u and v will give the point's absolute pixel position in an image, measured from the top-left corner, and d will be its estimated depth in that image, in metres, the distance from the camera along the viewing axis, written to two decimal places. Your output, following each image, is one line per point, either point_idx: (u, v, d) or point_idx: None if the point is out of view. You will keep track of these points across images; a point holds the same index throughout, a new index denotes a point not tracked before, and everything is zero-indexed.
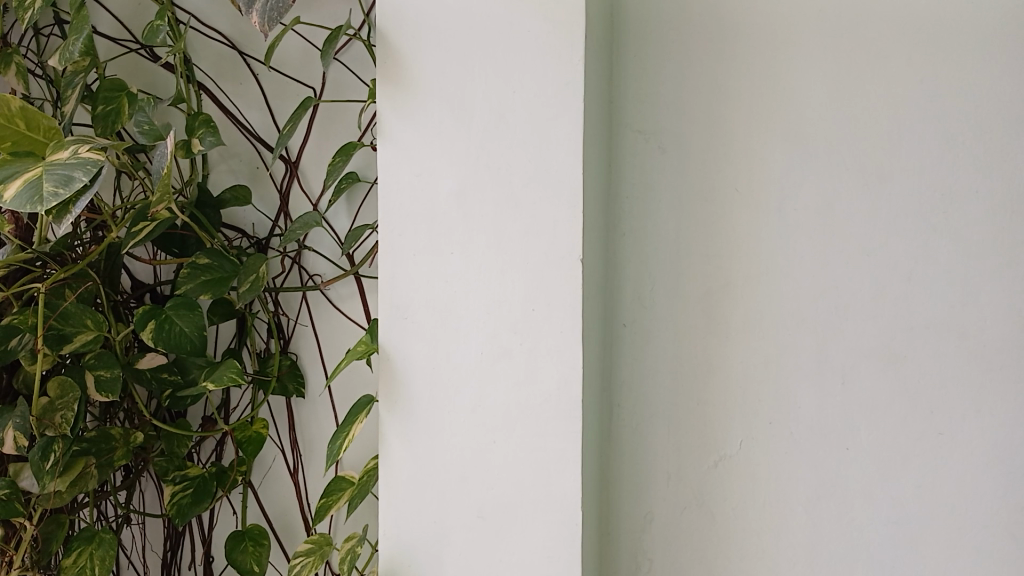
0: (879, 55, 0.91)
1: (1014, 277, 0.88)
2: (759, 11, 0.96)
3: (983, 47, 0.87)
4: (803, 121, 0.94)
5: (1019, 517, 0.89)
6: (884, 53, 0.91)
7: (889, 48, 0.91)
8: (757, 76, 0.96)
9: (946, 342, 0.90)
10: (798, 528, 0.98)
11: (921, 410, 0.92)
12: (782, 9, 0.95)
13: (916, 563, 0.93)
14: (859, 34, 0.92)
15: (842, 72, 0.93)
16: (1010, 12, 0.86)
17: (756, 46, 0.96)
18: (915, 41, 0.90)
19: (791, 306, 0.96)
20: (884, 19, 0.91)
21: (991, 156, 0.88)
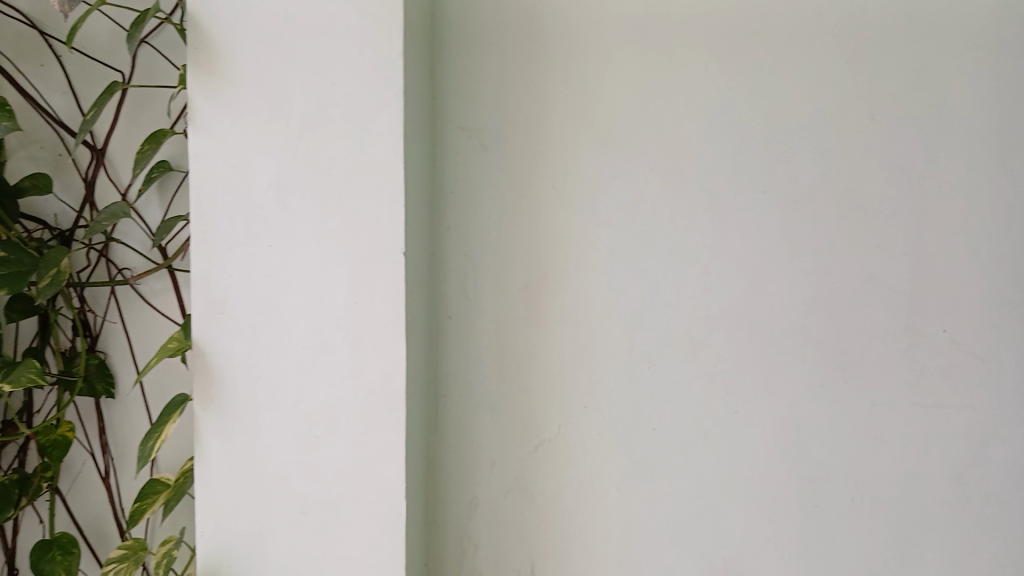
0: (680, 62, 0.98)
1: (795, 269, 0.98)
2: (572, 16, 0.99)
3: (773, 58, 0.96)
4: (613, 122, 0.99)
5: (801, 484, 1.00)
6: (685, 60, 0.97)
7: (689, 55, 0.97)
8: (571, 78, 1.00)
9: (739, 328, 0.99)
10: (611, 508, 1.03)
11: (719, 392, 1.00)
12: (593, 12, 0.99)
13: (715, 532, 1.01)
14: (663, 40, 0.98)
15: (649, 76, 0.98)
16: (798, 27, 0.96)
17: (569, 49, 0.99)
18: (712, 50, 0.97)
19: (604, 297, 1.01)
20: (685, 28, 0.97)
21: (777, 160, 0.97)
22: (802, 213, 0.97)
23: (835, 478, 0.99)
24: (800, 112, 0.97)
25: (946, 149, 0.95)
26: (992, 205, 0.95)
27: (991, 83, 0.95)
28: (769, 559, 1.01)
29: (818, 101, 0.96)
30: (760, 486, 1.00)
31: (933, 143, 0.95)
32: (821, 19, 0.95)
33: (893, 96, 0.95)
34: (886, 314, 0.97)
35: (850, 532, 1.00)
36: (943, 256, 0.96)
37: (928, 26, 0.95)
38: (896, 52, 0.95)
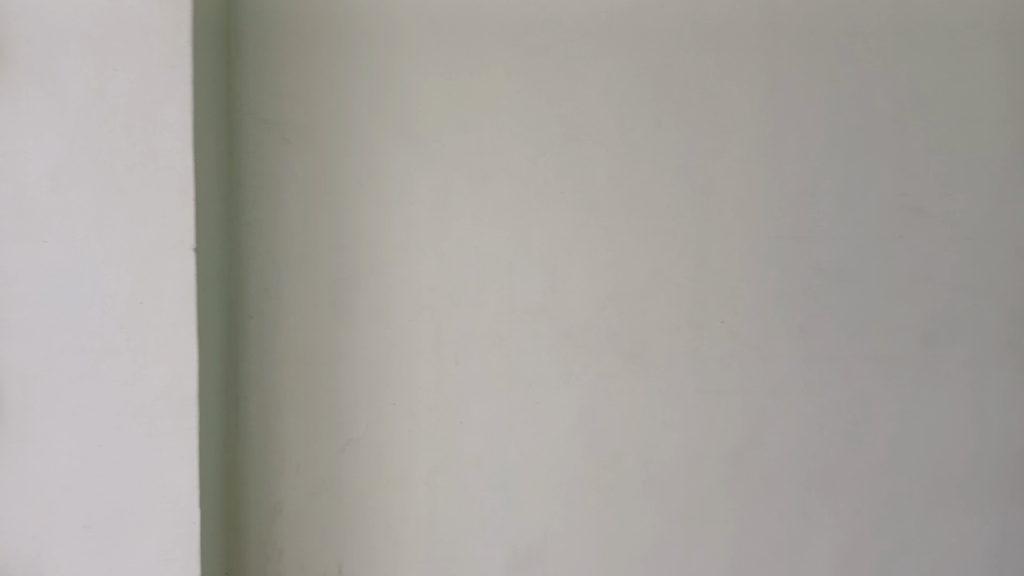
0: (482, 65, 1.01)
1: (590, 267, 1.04)
2: (377, 14, 1.00)
3: (570, 63, 1.02)
4: (418, 121, 1.01)
5: (597, 469, 1.06)
6: (486, 63, 1.01)
7: (490, 59, 1.01)
8: (377, 76, 1.01)
9: (541, 323, 1.04)
10: (420, 503, 1.04)
11: (522, 385, 1.04)
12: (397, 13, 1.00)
13: (519, 520, 1.05)
14: (466, 43, 1.01)
15: (451, 77, 1.01)
16: (592, 35, 1.02)
17: (374, 47, 1.00)
18: (512, 55, 1.01)
19: (411, 294, 1.02)
20: (487, 32, 1.01)
21: (573, 162, 1.03)
22: (598, 213, 1.03)
23: (629, 462, 1.06)
24: (594, 116, 1.03)
25: (724, 155, 1.05)
26: (764, 207, 1.06)
27: (760, 96, 1.05)
28: (570, 542, 1.06)
29: (612, 105, 1.03)
30: (561, 474, 1.05)
31: (713, 150, 1.04)
32: (613, 29, 1.02)
33: (678, 104, 1.04)
34: (673, 308, 1.05)
35: (643, 514, 1.07)
36: (723, 255, 1.05)
37: (708, 42, 1.04)
38: (679, 65, 1.03)
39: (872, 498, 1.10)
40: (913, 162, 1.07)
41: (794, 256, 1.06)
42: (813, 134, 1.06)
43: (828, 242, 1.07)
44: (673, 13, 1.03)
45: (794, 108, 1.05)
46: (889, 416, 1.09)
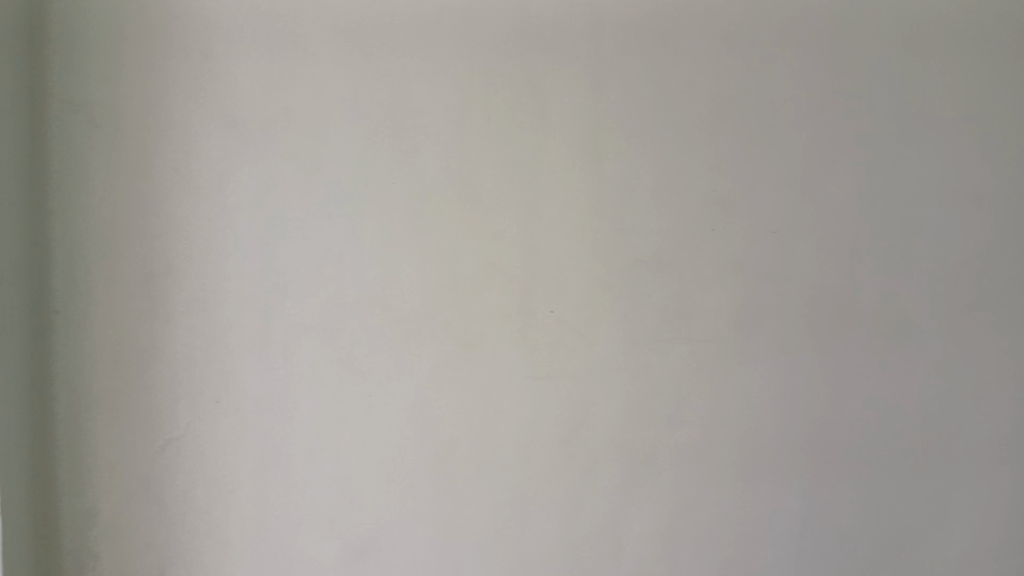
0: (310, 51, 1.05)
1: (421, 258, 1.08)
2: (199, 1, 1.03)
3: (403, 56, 1.07)
4: (244, 106, 1.04)
5: (429, 458, 1.10)
6: (315, 50, 1.05)
7: (319, 45, 1.05)
8: (202, 62, 1.03)
9: (373, 312, 1.08)
10: (246, 502, 1.06)
11: (355, 374, 1.08)
12: (221, 5, 1.04)
13: (352, 511, 1.08)
14: (294, 28, 1.05)
15: (278, 63, 1.05)
16: (421, 29, 1.07)
17: (198, 33, 1.03)
18: (342, 42, 1.06)
19: (236, 284, 1.05)
20: (314, 20, 1.05)
21: (399, 153, 1.08)
22: (424, 206, 1.08)
23: (462, 447, 1.10)
24: (422, 109, 1.08)
25: (552, 147, 1.11)
26: (586, 198, 1.12)
27: (586, 91, 1.11)
28: (405, 530, 1.09)
29: (444, 96, 1.08)
30: (393, 462, 1.09)
31: (543, 139, 1.10)
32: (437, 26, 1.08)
33: (510, 97, 1.10)
34: (506, 295, 1.10)
35: (474, 498, 1.11)
36: (551, 246, 1.11)
37: (534, 38, 1.10)
38: (506, 57, 1.09)
39: (692, 475, 1.16)
40: (726, 157, 1.15)
41: (615, 245, 1.13)
42: (632, 126, 1.12)
43: (648, 234, 1.14)
44: (502, 10, 1.09)
45: (616, 103, 1.12)
46: (707, 397, 1.16)
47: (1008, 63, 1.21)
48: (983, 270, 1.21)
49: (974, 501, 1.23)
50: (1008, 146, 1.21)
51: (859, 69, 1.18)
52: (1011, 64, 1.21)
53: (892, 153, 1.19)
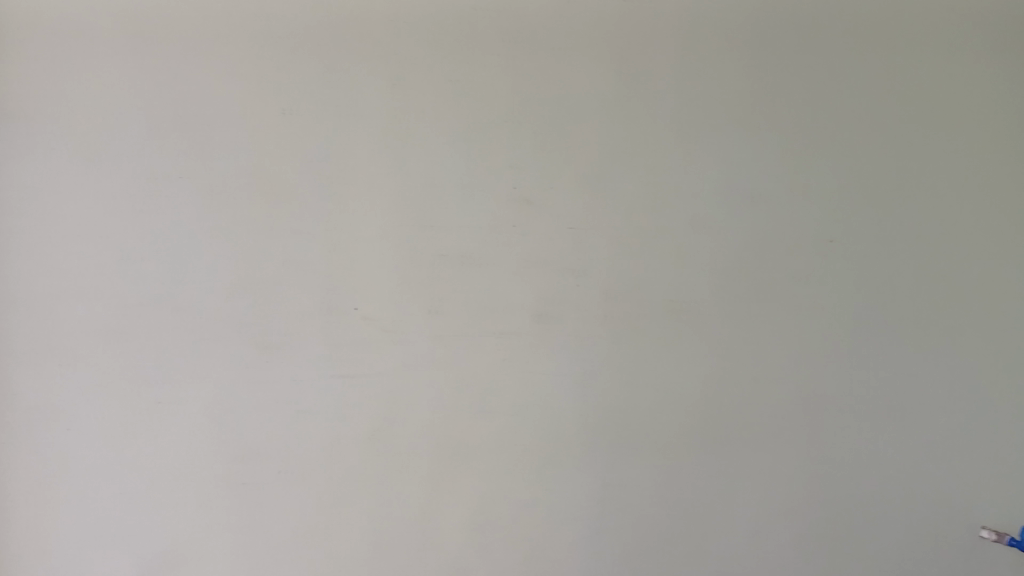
0: (109, 65, 1.14)
1: (213, 263, 1.16)
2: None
3: (204, 65, 1.15)
4: (45, 118, 1.14)
5: (230, 467, 1.18)
6: (114, 63, 1.14)
7: (118, 59, 1.14)
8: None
9: (167, 317, 1.16)
10: (54, 501, 1.15)
11: (149, 381, 1.16)
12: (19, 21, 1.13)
13: (157, 517, 1.17)
14: (97, 43, 1.14)
15: (82, 75, 1.14)
16: (222, 37, 1.15)
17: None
18: (139, 55, 1.15)
19: (29, 292, 1.14)
20: (115, 35, 1.14)
21: (189, 159, 1.15)
22: (218, 211, 1.16)
23: (263, 451, 1.18)
24: (220, 114, 1.15)
25: (353, 147, 1.17)
26: (385, 197, 1.18)
27: (387, 94, 1.17)
28: (209, 537, 1.18)
29: (241, 101, 1.15)
30: (200, 460, 1.17)
31: (345, 137, 1.17)
32: (233, 35, 1.15)
33: (310, 99, 1.16)
34: (308, 292, 1.18)
35: (274, 501, 1.18)
36: (355, 246, 1.18)
37: (333, 41, 1.17)
38: (304, 60, 1.16)
39: (502, 461, 1.22)
40: (527, 154, 1.21)
41: (415, 243, 1.19)
42: (431, 127, 1.19)
43: (451, 232, 1.20)
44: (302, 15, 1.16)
45: (414, 104, 1.18)
46: (509, 384, 1.22)
47: (786, 64, 1.28)
48: (765, 260, 1.28)
49: (762, 483, 1.28)
50: (787, 142, 1.28)
51: (650, 64, 1.24)
52: (790, 64, 1.28)
53: (677, 149, 1.26)
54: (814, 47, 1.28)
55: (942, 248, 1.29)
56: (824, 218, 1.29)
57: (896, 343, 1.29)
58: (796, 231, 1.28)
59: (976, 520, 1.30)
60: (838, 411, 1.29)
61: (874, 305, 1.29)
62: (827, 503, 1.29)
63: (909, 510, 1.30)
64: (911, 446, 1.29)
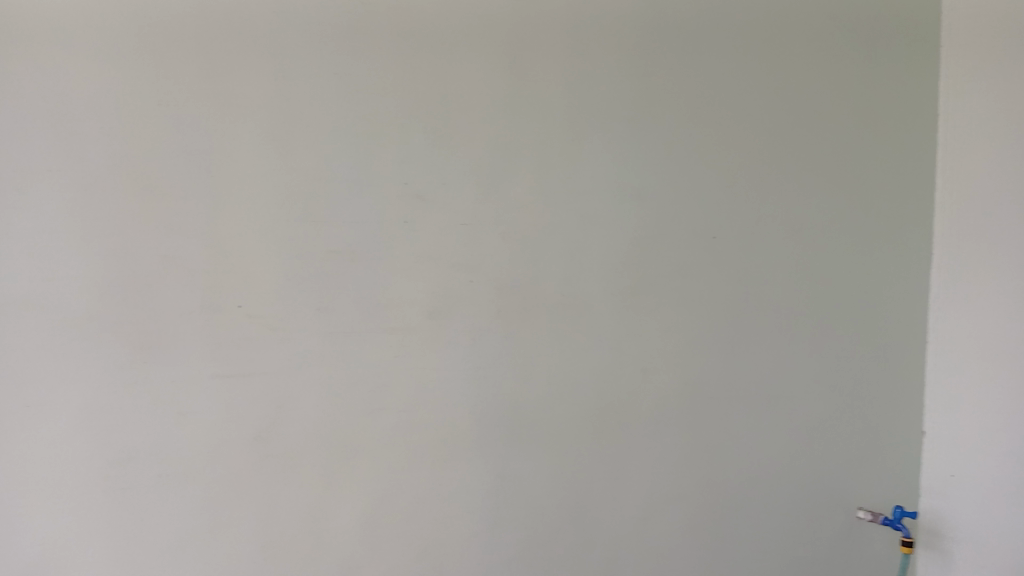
0: None
1: (83, 259, 1.10)
2: None
3: (65, 46, 1.07)
4: None
5: (107, 472, 1.13)
6: None
7: None
8: None
9: (31, 317, 1.08)
10: None
11: (13, 386, 1.09)
12: None
13: (25, 529, 1.11)
14: None
15: None
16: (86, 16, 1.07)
17: None
18: None
19: None
20: None
21: (54, 147, 1.07)
22: (88, 204, 1.09)
23: (144, 455, 1.14)
24: (89, 99, 1.08)
25: (234, 139, 1.14)
26: (270, 191, 1.16)
27: (269, 85, 1.14)
28: (85, 546, 1.14)
29: (111, 87, 1.09)
30: (75, 465, 1.12)
31: (226, 129, 1.13)
32: (101, 12, 1.08)
33: (188, 88, 1.11)
34: (189, 290, 1.14)
35: (159, 506, 1.15)
36: (237, 241, 1.15)
37: (211, 27, 1.12)
38: (181, 46, 1.11)
39: (394, 457, 1.26)
40: (417, 149, 1.22)
41: (301, 238, 1.17)
42: (317, 121, 1.17)
43: (339, 227, 1.19)
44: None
45: (298, 96, 1.16)
46: (402, 380, 1.25)
47: (683, 58, 1.37)
48: (648, 254, 1.39)
49: (641, 459, 1.43)
50: (676, 135, 1.39)
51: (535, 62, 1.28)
52: (684, 60, 1.38)
53: (566, 149, 1.31)
54: (699, 49, 1.39)
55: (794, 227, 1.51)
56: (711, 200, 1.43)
57: (752, 320, 1.49)
58: (678, 226, 1.41)
59: (817, 481, 1.58)
60: (700, 393, 1.46)
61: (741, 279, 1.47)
62: (694, 474, 1.47)
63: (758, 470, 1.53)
64: (762, 415, 1.52)
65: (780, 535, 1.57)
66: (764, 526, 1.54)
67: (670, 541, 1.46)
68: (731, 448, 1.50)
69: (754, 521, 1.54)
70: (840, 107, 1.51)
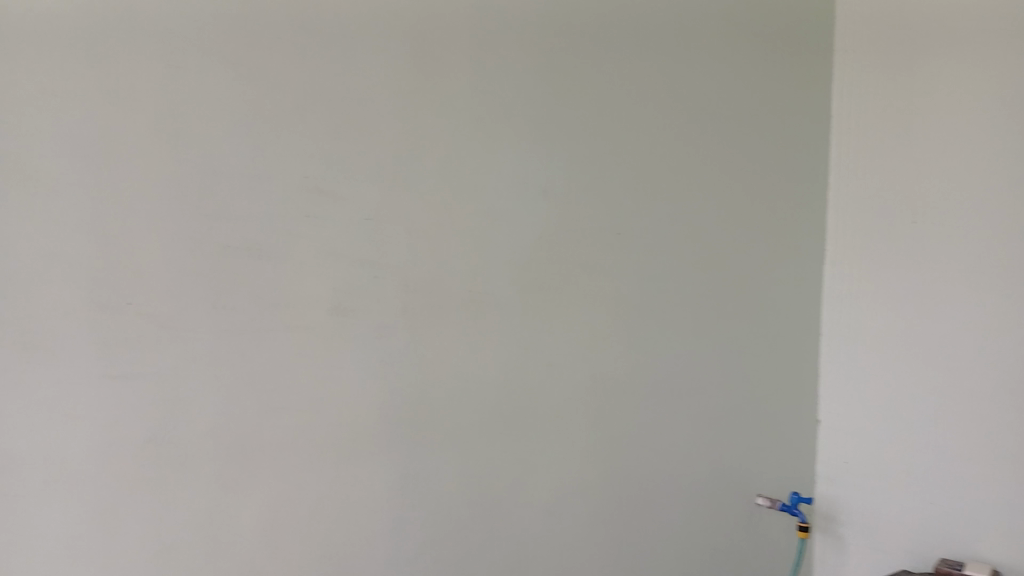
0: None
1: None
2: None
3: None
4: None
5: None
6: None
7: None
8: None
9: None
10: None
11: None
12: None
13: None
14: None
15: None
16: None
17: None
18: None
19: None
20: None
21: None
22: None
23: (30, 461, 1.07)
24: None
25: (127, 130, 1.09)
26: (165, 186, 1.12)
27: (164, 75, 1.11)
28: None
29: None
30: None
31: (118, 120, 1.09)
32: None
33: (78, 76, 1.06)
34: (77, 287, 1.08)
35: (48, 513, 1.09)
36: (129, 236, 1.10)
37: (102, 14, 1.06)
38: (69, 33, 1.05)
39: (298, 456, 1.24)
40: (322, 144, 1.22)
41: (198, 233, 1.14)
42: (214, 114, 1.14)
43: (237, 222, 1.17)
44: None
45: (195, 88, 1.13)
46: (306, 377, 1.23)
47: (590, 57, 1.44)
48: (555, 251, 1.44)
49: (546, 455, 1.46)
50: (585, 134, 1.45)
51: (435, 61, 1.30)
52: (592, 59, 1.44)
53: (472, 147, 1.34)
54: (592, 58, 1.44)
55: (702, 216, 1.60)
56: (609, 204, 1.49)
57: (648, 317, 1.55)
58: (585, 222, 1.47)
59: (716, 472, 1.66)
60: (605, 384, 1.51)
61: (654, 269, 1.55)
62: (598, 467, 1.52)
63: (658, 461, 1.59)
64: (661, 409, 1.58)
65: (682, 522, 1.63)
66: (663, 514, 1.61)
67: (574, 531, 1.51)
68: (644, 436, 1.57)
69: (659, 509, 1.60)
70: (737, 101, 1.61)
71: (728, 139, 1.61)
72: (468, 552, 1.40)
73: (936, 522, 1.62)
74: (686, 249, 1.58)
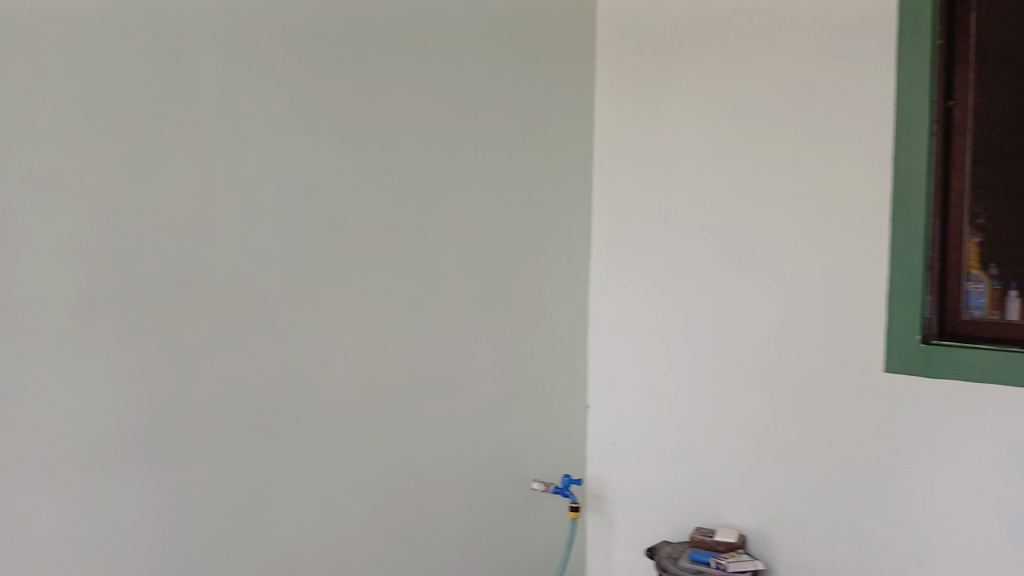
0: None
1: None
2: None
3: None
4: None
5: None
6: None
7: None
8: None
9: None
10: None
11: None
12: None
13: None
14: None
15: None
16: None
17: None
18: None
19: None
20: None
21: None
22: None
23: None
24: None
25: None
26: None
27: None
28: None
29: None
30: None
31: None
32: None
33: None
34: None
35: None
36: None
37: None
38: None
39: (37, 476, 1.11)
40: (115, 156, 1.15)
41: None
42: None
43: None
44: None
45: None
46: (106, 409, 1.17)
47: (346, 56, 1.46)
48: (350, 263, 1.48)
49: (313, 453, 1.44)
50: (342, 131, 1.46)
51: (184, 48, 1.22)
52: (345, 59, 1.46)
53: (268, 159, 1.34)
54: (346, 57, 1.46)
55: (455, 209, 1.70)
56: (368, 200, 1.51)
57: (405, 309, 1.60)
58: (377, 233, 1.53)
59: (468, 455, 1.76)
60: (377, 381, 1.55)
61: (415, 261, 1.61)
62: (365, 460, 1.53)
63: (419, 449, 1.64)
64: (419, 398, 1.64)
65: (463, 516, 1.75)
66: (427, 500, 1.67)
67: (345, 528, 1.50)
68: (408, 426, 1.62)
69: (424, 495, 1.66)
70: (478, 105, 1.75)
71: (497, 151, 1.79)
72: (256, 566, 1.36)
73: (675, 476, 1.93)
74: (465, 254, 1.72)
